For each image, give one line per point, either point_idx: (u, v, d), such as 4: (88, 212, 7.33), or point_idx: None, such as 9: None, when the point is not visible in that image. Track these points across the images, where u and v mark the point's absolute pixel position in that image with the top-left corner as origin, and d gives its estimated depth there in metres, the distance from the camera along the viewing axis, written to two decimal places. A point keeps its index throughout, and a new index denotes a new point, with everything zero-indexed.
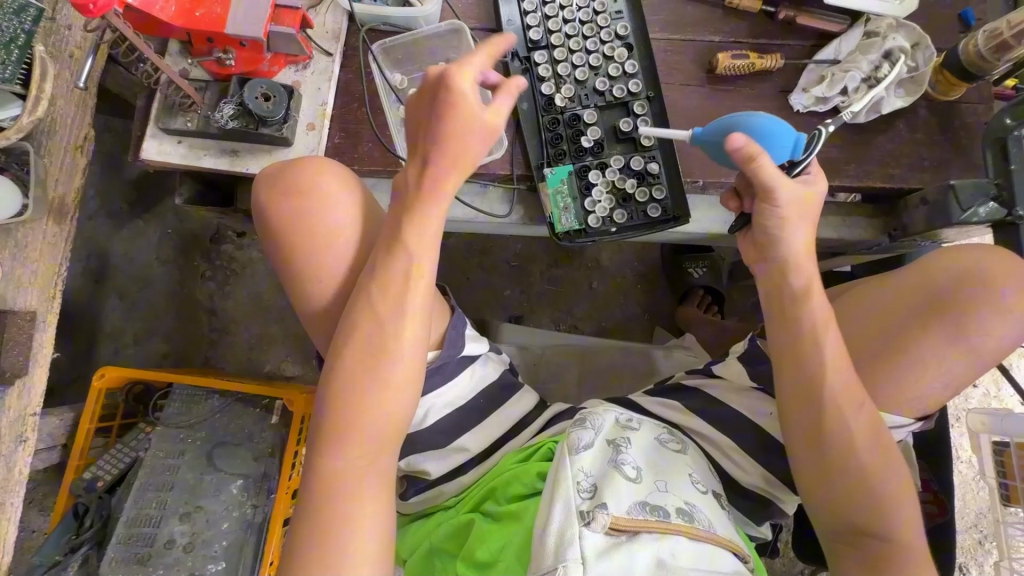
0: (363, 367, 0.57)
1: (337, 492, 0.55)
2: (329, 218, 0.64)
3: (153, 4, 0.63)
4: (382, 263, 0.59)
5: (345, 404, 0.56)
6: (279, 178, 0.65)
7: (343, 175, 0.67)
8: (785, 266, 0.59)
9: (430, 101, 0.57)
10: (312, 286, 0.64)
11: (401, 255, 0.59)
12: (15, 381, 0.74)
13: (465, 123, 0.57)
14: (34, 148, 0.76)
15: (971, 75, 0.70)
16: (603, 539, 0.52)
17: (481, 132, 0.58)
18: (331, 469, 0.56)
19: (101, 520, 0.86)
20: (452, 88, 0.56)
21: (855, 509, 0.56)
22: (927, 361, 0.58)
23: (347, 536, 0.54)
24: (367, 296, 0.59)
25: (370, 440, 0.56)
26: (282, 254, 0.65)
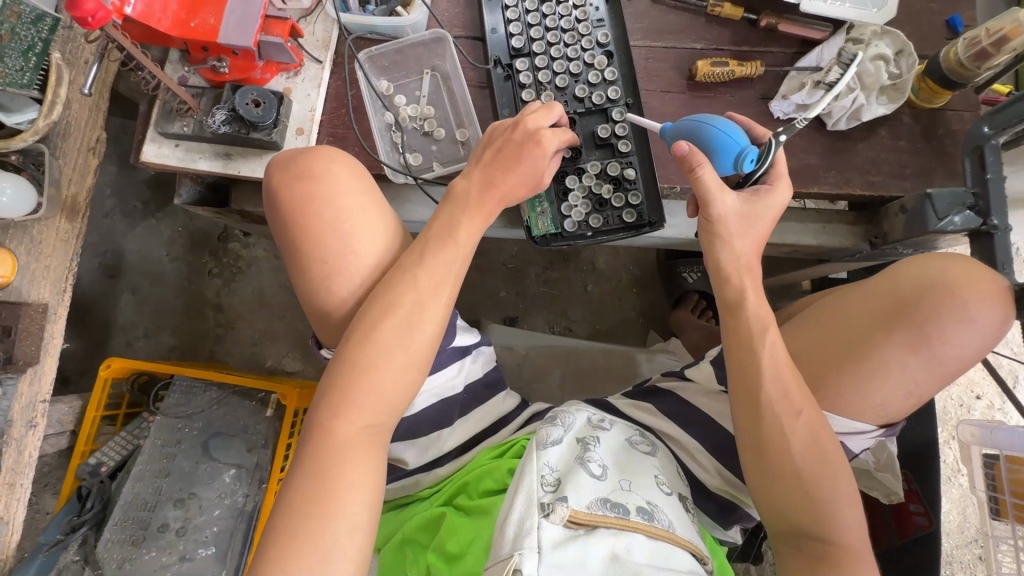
0: (386, 344, 0.60)
1: (341, 457, 0.56)
2: (339, 204, 0.66)
3: (151, 16, 0.66)
4: (430, 256, 0.63)
5: (363, 375, 0.59)
6: (294, 161, 0.67)
7: (356, 167, 0.69)
8: (721, 279, 0.63)
9: (503, 151, 0.66)
10: (313, 266, 0.65)
11: (448, 254, 0.64)
12: (26, 369, 0.79)
13: (527, 179, 0.67)
14: (49, 150, 0.80)
15: (953, 82, 0.70)
16: (561, 532, 0.53)
17: (530, 187, 0.68)
18: (337, 433, 0.57)
19: (101, 502, 0.90)
20: (544, 145, 0.66)
21: (806, 513, 0.56)
22: (889, 368, 0.59)
23: (349, 498, 0.55)
24: (406, 281, 0.62)
25: (387, 415, 0.60)
26: (287, 233, 0.67)
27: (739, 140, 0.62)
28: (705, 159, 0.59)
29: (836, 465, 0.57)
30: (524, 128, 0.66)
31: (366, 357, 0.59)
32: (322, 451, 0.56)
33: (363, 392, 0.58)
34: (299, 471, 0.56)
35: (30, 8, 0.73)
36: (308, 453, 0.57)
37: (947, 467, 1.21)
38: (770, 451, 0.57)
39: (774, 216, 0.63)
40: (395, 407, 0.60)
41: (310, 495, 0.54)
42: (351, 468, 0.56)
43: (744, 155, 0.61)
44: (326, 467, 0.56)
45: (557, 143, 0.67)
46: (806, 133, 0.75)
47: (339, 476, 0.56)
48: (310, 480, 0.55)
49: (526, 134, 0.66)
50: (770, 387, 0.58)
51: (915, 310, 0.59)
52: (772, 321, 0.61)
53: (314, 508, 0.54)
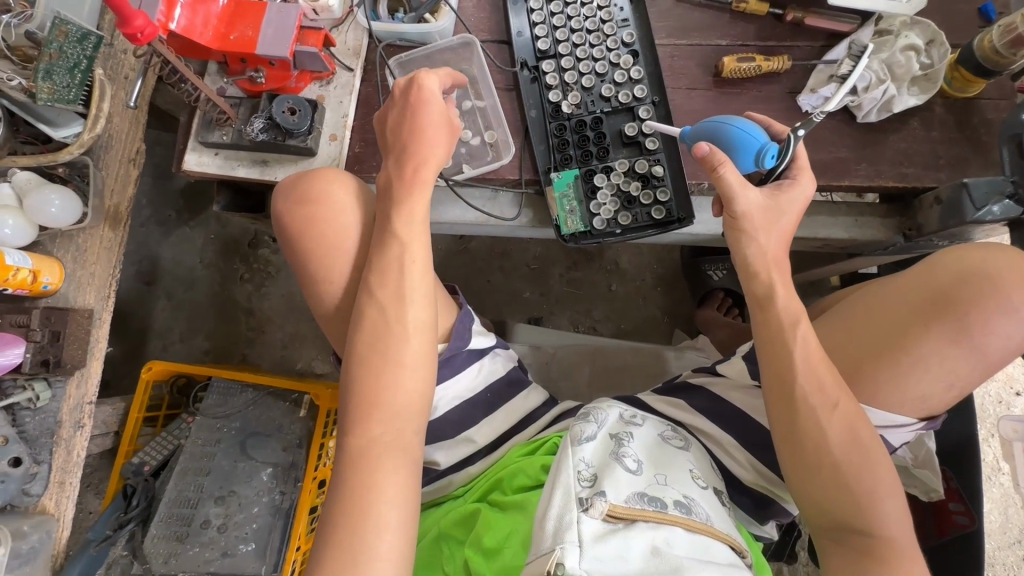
0: (403, 347, 0.62)
1: (377, 460, 0.58)
2: (341, 222, 0.69)
3: (193, 30, 0.70)
4: (376, 256, 0.65)
5: (383, 380, 0.60)
6: (294, 187, 0.70)
7: (354, 186, 0.71)
8: (748, 272, 0.63)
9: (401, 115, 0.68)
10: (321, 287, 0.69)
11: (393, 249, 0.64)
12: (73, 372, 0.82)
13: (441, 124, 0.68)
14: (94, 161, 0.84)
15: (988, 70, 0.69)
16: (601, 525, 0.53)
17: (449, 139, 0.69)
18: (367, 438, 0.59)
19: (146, 500, 0.94)
20: (426, 90, 0.67)
21: (848, 507, 0.56)
22: (929, 361, 0.58)
23: (384, 503, 0.56)
24: (364, 293, 0.63)
25: (409, 420, 0.60)
26: (300, 256, 0.70)
27: (758, 137, 0.62)
28: (726, 159, 0.60)
29: (877, 456, 0.56)
30: (403, 88, 0.68)
31: (377, 362, 0.61)
32: (353, 459, 0.58)
33: (383, 395, 0.60)
34: (337, 482, 0.58)
35: (76, 27, 0.75)
36: (343, 463, 0.58)
37: (987, 466, 1.18)
38: (803, 449, 0.57)
39: (798, 209, 0.63)
40: (420, 406, 0.61)
41: (355, 500, 0.56)
42: (383, 472, 0.57)
43: (765, 151, 0.61)
44: (360, 474, 0.57)
45: (438, 85, 0.68)
46: (836, 127, 0.74)
47: (374, 477, 0.57)
48: (347, 487, 0.56)
49: (408, 87, 0.67)
50: (803, 381, 0.58)
51: (954, 303, 0.58)
52: (802, 313, 0.61)
53: (355, 513, 0.55)
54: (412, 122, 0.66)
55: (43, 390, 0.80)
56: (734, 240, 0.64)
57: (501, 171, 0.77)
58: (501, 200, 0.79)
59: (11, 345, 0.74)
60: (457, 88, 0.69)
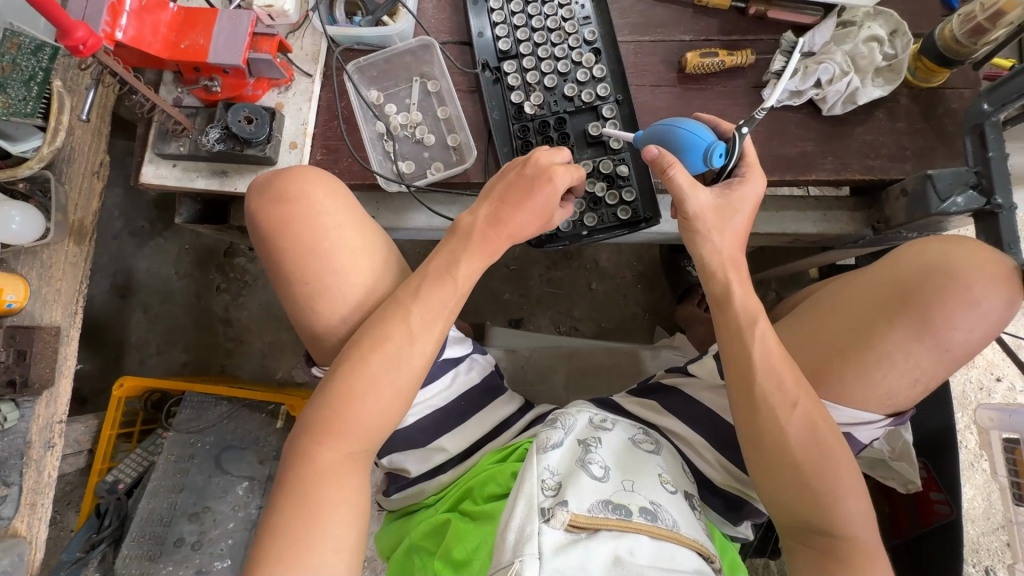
0: (376, 366, 0.60)
1: (321, 482, 0.58)
2: (318, 222, 0.66)
3: (141, 40, 0.68)
4: (425, 290, 0.63)
5: (349, 398, 0.60)
6: (268, 187, 0.68)
7: (334, 186, 0.69)
8: (705, 273, 0.62)
9: (516, 187, 0.65)
10: (295, 289, 0.66)
11: (444, 291, 0.64)
12: (42, 392, 0.80)
13: (538, 215, 0.66)
14: (55, 175, 0.82)
15: (950, 60, 0.68)
16: (562, 536, 0.53)
17: (537, 227, 0.67)
18: (320, 458, 0.58)
19: (119, 519, 0.92)
20: (554, 182, 0.64)
21: (812, 507, 0.55)
22: (893, 357, 0.57)
23: (328, 518, 0.57)
24: (398, 313, 0.62)
25: (370, 441, 0.61)
26: (270, 255, 0.68)
27: (705, 137, 0.61)
28: (676, 160, 0.60)
29: (838, 454, 0.56)
30: (540, 161, 0.65)
31: (352, 382, 0.60)
32: (302, 477, 0.58)
33: (342, 415, 0.59)
34: (279, 497, 0.58)
35: (30, 38, 0.76)
36: (290, 481, 0.58)
37: (969, 452, 1.18)
38: (763, 448, 0.57)
39: (750, 207, 0.63)
40: (383, 426, 0.61)
41: (298, 517, 0.56)
42: (332, 491, 0.58)
43: (713, 151, 0.61)
44: (304, 491, 0.57)
45: (567, 181, 0.66)
46: (803, 121, 0.73)
47: (321, 496, 0.57)
48: (293, 502, 0.57)
49: (538, 170, 0.65)
50: (764, 379, 0.57)
51: (920, 299, 0.57)
52: (760, 311, 0.60)
53: (295, 528, 0.55)
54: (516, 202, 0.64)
55: (11, 411, 0.78)
56: (695, 240, 0.62)
57: (467, 175, 0.76)
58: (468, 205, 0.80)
59: None
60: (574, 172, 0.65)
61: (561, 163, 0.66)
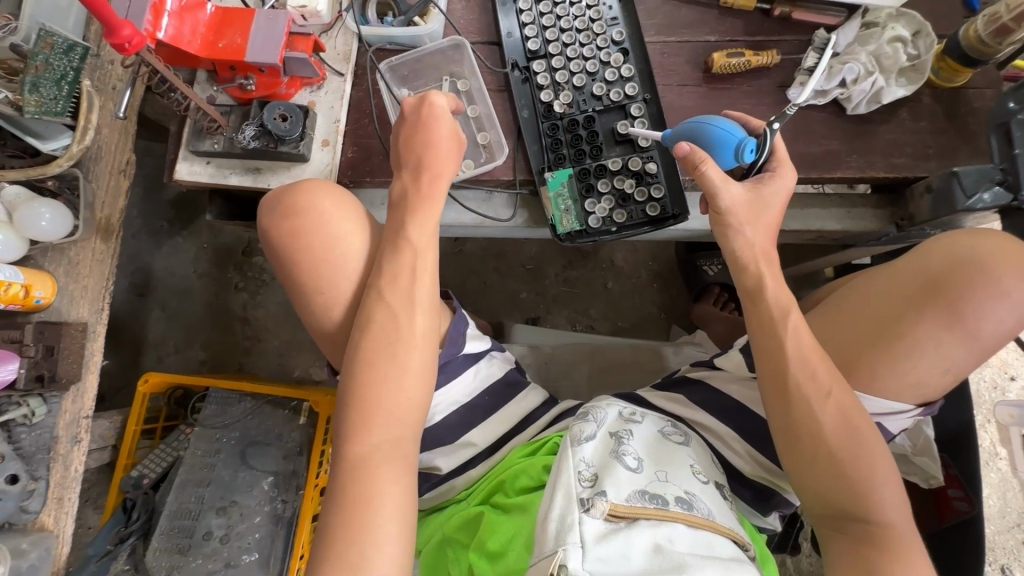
0: (382, 353, 0.62)
1: (365, 475, 0.58)
2: (327, 232, 0.68)
3: (180, 38, 0.69)
4: (388, 263, 0.65)
5: (370, 390, 0.61)
6: (277, 201, 0.69)
7: (339, 193, 0.70)
8: (738, 265, 0.64)
9: (411, 125, 0.69)
10: (313, 301, 0.69)
11: (405, 257, 0.65)
12: (69, 387, 0.81)
13: (447, 142, 0.69)
14: (83, 173, 0.83)
15: (974, 60, 0.70)
16: (602, 525, 0.54)
17: (455, 152, 0.70)
18: (355, 452, 0.59)
19: (147, 513, 0.93)
20: (436, 105, 0.68)
21: (847, 494, 0.56)
22: (925, 346, 0.58)
23: (379, 511, 0.56)
24: (375, 299, 0.64)
25: (403, 430, 0.61)
26: (286, 271, 0.70)
27: (736, 133, 0.63)
28: (707, 157, 0.61)
29: (871, 441, 0.57)
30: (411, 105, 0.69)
31: (373, 373, 0.61)
32: (342, 474, 0.58)
33: (378, 407, 0.60)
34: (331, 494, 0.58)
35: (63, 38, 0.74)
36: (339, 477, 0.58)
37: (985, 451, 1.19)
38: (799, 435, 0.58)
39: (781, 201, 0.64)
40: (412, 415, 0.62)
41: (346, 516, 0.56)
42: (377, 483, 0.57)
43: (744, 146, 0.62)
44: (347, 488, 0.57)
45: (446, 102, 0.70)
46: (827, 120, 0.75)
47: (368, 489, 0.57)
48: (341, 499, 0.57)
49: (418, 105, 0.69)
50: (797, 369, 0.59)
51: (947, 290, 0.59)
52: (793, 303, 0.61)
53: (351, 523, 0.55)
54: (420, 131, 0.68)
55: (38, 405, 0.79)
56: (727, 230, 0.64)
57: (495, 172, 0.77)
58: (496, 202, 0.81)
59: (5, 360, 0.74)
60: (448, 92, 0.70)
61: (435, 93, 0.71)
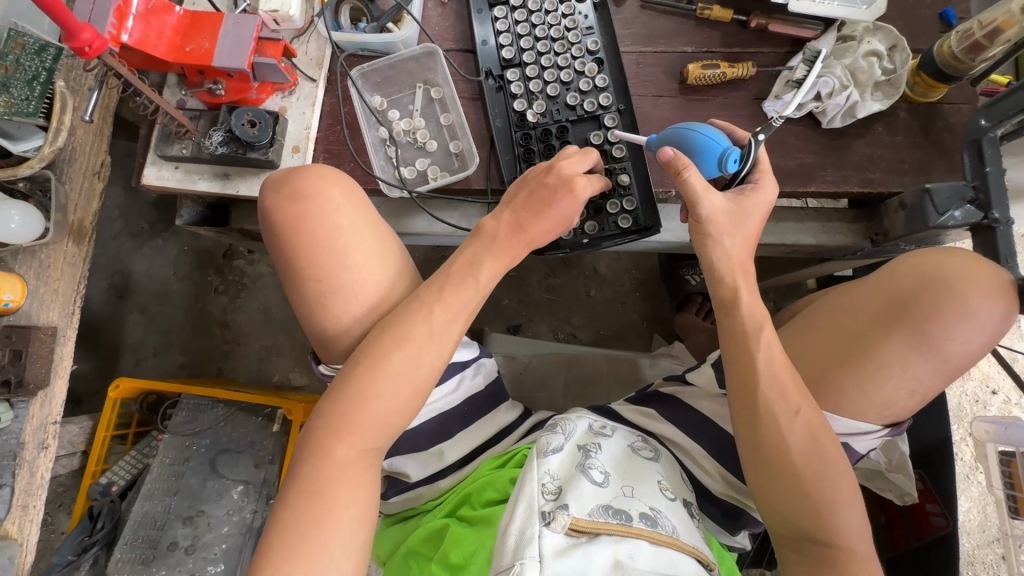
0: (394, 368, 0.61)
1: (337, 479, 0.57)
2: (334, 222, 0.66)
3: (147, 42, 0.68)
4: (449, 292, 0.64)
5: (367, 398, 0.60)
6: (286, 182, 0.67)
7: (348, 185, 0.69)
8: (714, 277, 0.63)
9: (546, 198, 0.65)
10: (307, 286, 0.66)
11: (467, 296, 0.65)
12: (37, 392, 0.79)
13: (558, 221, 0.67)
14: (56, 175, 0.81)
15: (948, 76, 0.69)
16: (563, 539, 0.54)
17: (557, 233, 0.68)
18: (334, 451, 0.58)
19: (112, 522, 0.92)
20: (576, 195, 0.66)
21: (807, 516, 0.56)
22: (892, 367, 0.58)
23: (340, 518, 0.56)
24: (416, 318, 0.63)
25: (385, 437, 0.61)
26: (282, 251, 0.67)
27: (720, 142, 0.62)
28: (690, 163, 0.60)
29: (836, 462, 0.56)
30: (559, 172, 0.66)
31: (374, 381, 0.60)
32: (316, 470, 0.58)
33: (365, 415, 0.59)
34: (294, 491, 0.57)
35: (34, 39, 0.74)
36: (306, 476, 0.58)
37: (965, 465, 1.18)
38: (764, 454, 0.57)
39: (762, 212, 0.63)
40: (399, 423, 0.61)
41: (309, 514, 0.56)
42: (347, 489, 0.58)
43: (727, 155, 0.62)
44: (315, 488, 0.57)
45: (589, 192, 0.67)
46: (802, 132, 0.74)
47: (336, 496, 0.57)
48: (305, 496, 0.56)
49: (560, 179, 0.65)
50: (766, 387, 0.58)
51: (914, 309, 0.58)
52: (767, 319, 0.60)
53: (309, 525, 0.55)
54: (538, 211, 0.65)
55: (4, 411, 0.77)
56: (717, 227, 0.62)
57: (470, 181, 0.76)
58: (470, 212, 0.80)
59: None
60: (594, 183, 0.66)
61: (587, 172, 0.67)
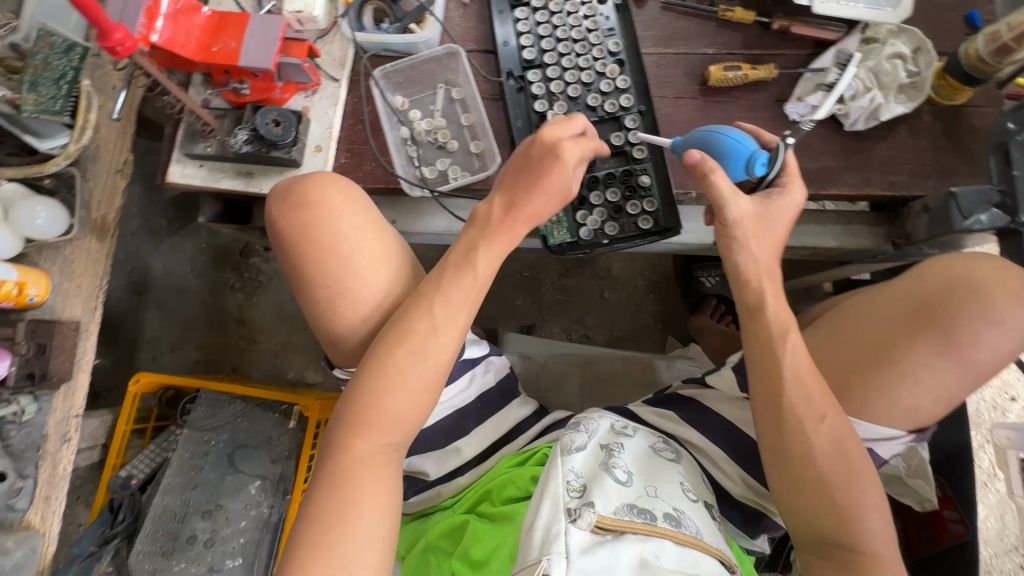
0: (401, 365, 0.61)
1: (357, 479, 0.58)
2: (339, 228, 0.67)
3: (175, 42, 0.69)
4: (447, 284, 0.64)
5: (381, 396, 0.60)
6: (291, 190, 0.68)
7: (352, 189, 0.69)
8: (739, 281, 0.63)
9: (529, 168, 0.64)
10: (317, 294, 0.67)
11: (466, 283, 0.64)
12: (59, 385, 0.80)
13: (550, 193, 0.65)
14: (81, 172, 0.83)
15: (974, 78, 0.69)
16: (588, 536, 0.54)
17: (556, 206, 0.67)
18: (351, 452, 0.59)
19: (132, 515, 0.93)
20: (564, 161, 0.64)
21: (832, 521, 0.56)
22: (918, 372, 0.57)
23: (364, 517, 0.57)
24: (417, 313, 0.63)
25: (401, 436, 0.61)
26: (292, 260, 0.68)
27: (747, 145, 0.62)
28: (716, 166, 0.61)
29: (862, 468, 0.56)
30: (542, 142, 0.64)
31: (386, 379, 0.61)
32: (337, 470, 0.58)
33: (380, 413, 0.60)
34: (317, 492, 0.58)
35: (62, 38, 0.74)
36: (327, 476, 0.58)
37: (984, 472, 1.17)
38: (789, 459, 0.57)
39: (790, 216, 0.63)
40: (414, 422, 0.62)
41: (333, 514, 0.56)
42: (369, 489, 0.58)
43: (755, 159, 0.62)
44: (338, 489, 0.57)
45: (576, 156, 0.65)
46: (823, 134, 0.74)
47: (358, 496, 0.57)
48: (328, 497, 0.57)
49: (545, 149, 0.64)
50: (791, 391, 0.57)
51: (942, 314, 0.58)
52: (792, 322, 0.60)
53: (334, 526, 0.56)
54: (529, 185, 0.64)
55: (29, 404, 0.77)
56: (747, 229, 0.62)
57: (489, 181, 0.77)
58: None
59: None
60: (579, 146, 0.64)
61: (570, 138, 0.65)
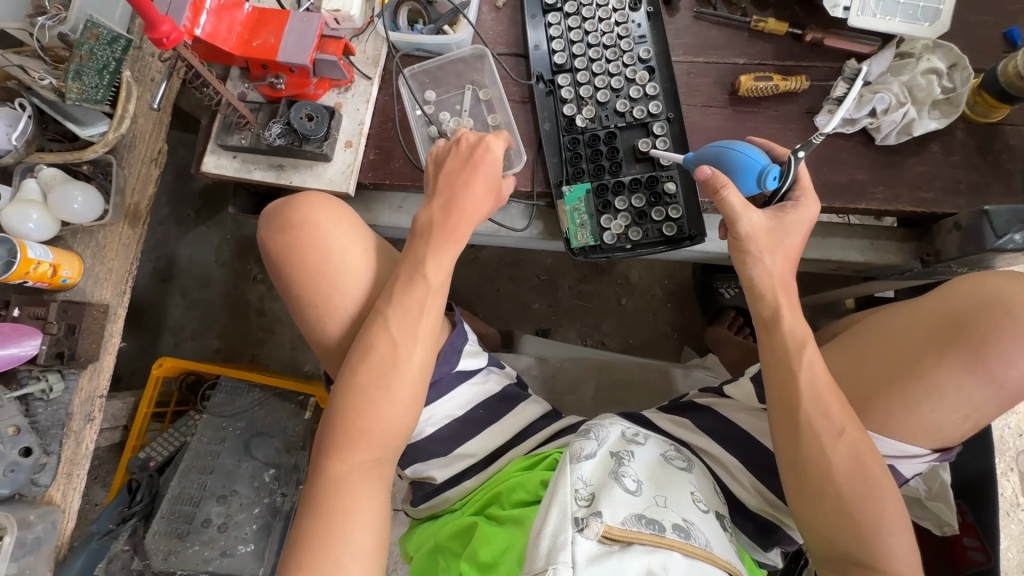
0: (368, 379, 0.62)
1: (344, 488, 0.58)
2: (325, 245, 0.69)
3: (217, 35, 0.71)
4: (400, 292, 0.65)
5: (367, 409, 0.61)
6: (281, 210, 0.70)
7: (337, 207, 0.71)
8: (755, 294, 0.62)
9: (458, 166, 0.69)
10: (307, 311, 0.69)
11: (416, 290, 0.65)
12: (87, 365, 0.81)
13: (489, 189, 0.69)
14: (117, 160, 0.84)
15: (1012, 96, 0.68)
16: (596, 546, 0.54)
17: (491, 205, 0.70)
18: (338, 464, 0.59)
19: (150, 495, 0.96)
20: (492, 152, 0.69)
21: (851, 538, 0.55)
22: (945, 391, 0.57)
23: (352, 529, 0.57)
24: (379, 324, 0.64)
25: (387, 446, 0.61)
26: (283, 281, 0.71)
27: (759, 159, 0.63)
28: (729, 180, 0.61)
29: (879, 486, 0.55)
30: (470, 139, 0.70)
31: (365, 393, 0.61)
32: (329, 480, 0.59)
33: (363, 426, 0.60)
34: (310, 501, 0.58)
35: (108, 30, 0.75)
36: (318, 486, 0.59)
37: (1007, 500, 1.13)
38: (805, 475, 0.56)
39: (803, 231, 0.63)
40: (398, 433, 0.62)
41: (325, 523, 0.57)
42: (353, 500, 0.58)
43: (767, 173, 0.62)
44: (328, 499, 0.58)
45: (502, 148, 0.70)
46: (854, 148, 0.73)
47: (348, 508, 0.57)
48: (323, 508, 0.57)
49: (474, 144, 0.69)
50: (808, 406, 0.57)
51: (971, 332, 0.57)
52: (809, 336, 0.60)
53: (325, 536, 0.56)
54: (463, 180, 0.67)
55: (57, 381, 0.79)
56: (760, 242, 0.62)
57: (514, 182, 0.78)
58: (513, 212, 0.80)
59: (28, 336, 0.75)
60: (503, 137, 0.70)
61: (496, 134, 0.71)
